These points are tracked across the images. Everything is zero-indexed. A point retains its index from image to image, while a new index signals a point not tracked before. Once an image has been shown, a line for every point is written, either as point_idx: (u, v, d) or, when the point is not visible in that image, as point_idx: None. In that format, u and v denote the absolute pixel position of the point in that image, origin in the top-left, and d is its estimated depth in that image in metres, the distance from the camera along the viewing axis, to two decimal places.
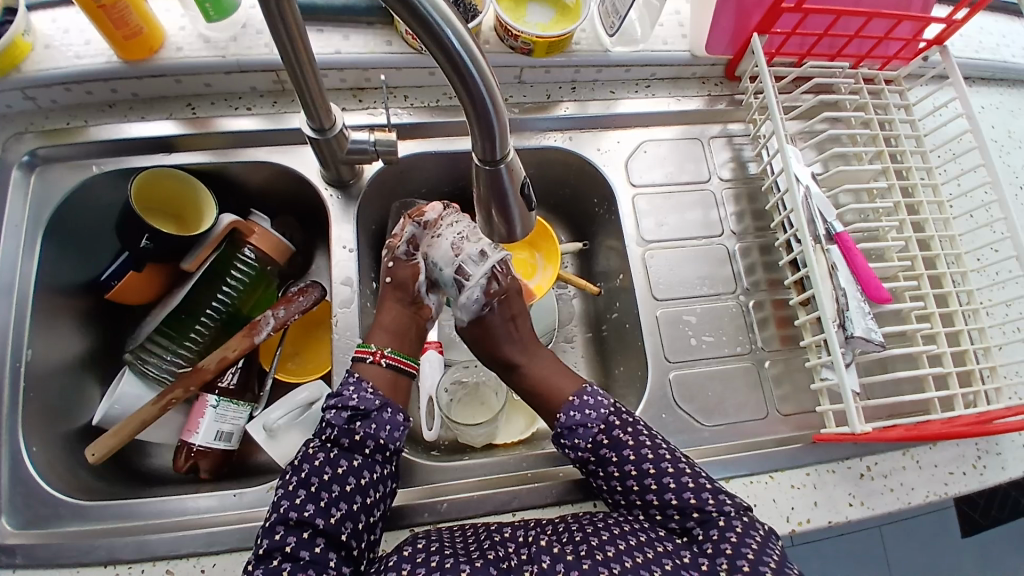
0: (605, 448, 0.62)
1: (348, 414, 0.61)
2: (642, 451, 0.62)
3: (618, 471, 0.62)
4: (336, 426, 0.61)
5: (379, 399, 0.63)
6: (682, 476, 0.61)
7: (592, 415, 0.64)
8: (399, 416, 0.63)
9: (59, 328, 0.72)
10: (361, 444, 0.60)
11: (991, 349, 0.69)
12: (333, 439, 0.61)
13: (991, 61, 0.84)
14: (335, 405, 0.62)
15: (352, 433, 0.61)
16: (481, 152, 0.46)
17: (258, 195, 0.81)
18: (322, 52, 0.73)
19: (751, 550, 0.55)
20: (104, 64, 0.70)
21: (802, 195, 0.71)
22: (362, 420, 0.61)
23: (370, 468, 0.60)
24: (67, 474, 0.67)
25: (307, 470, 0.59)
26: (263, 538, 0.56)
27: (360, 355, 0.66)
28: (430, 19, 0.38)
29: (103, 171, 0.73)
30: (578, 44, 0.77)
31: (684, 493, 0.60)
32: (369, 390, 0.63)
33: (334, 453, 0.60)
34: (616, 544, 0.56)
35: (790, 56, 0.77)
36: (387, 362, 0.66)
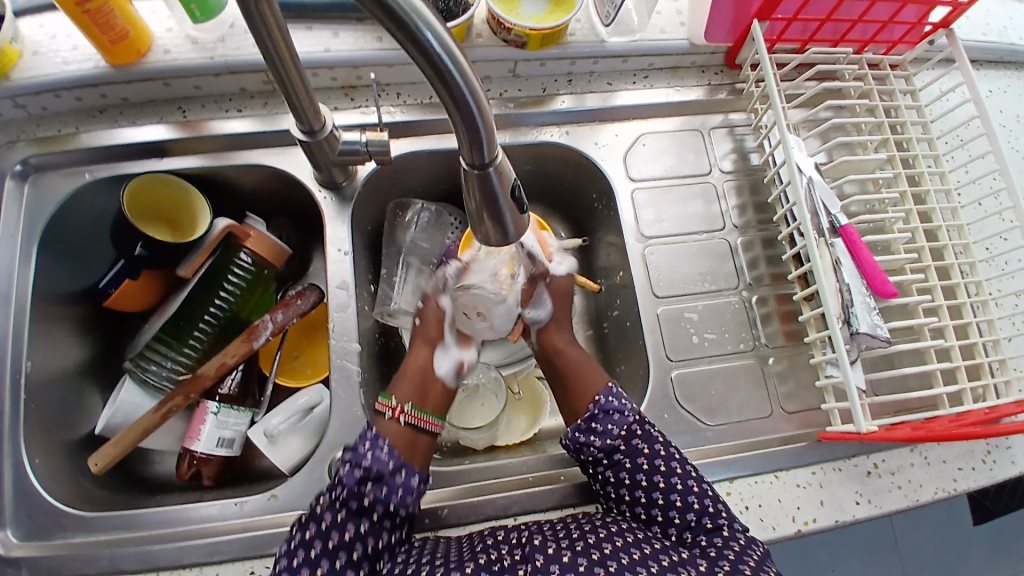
0: (619, 454, 0.62)
1: (359, 475, 0.58)
2: (654, 447, 0.62)
3: (628, 465, 0.61)
4: (346, 486, 0.57)
5: (392, 461, 0.59)
6: (671, 492, 0.60)
7: (613, 405, 0.64)
8: (413, 480, 0.59)
9: (57, 337, 0.71)
10: (370, 508, 0.57)
11: (1000, 341, 0.68)
12: (342, 500, 0.57)
13: (999, 44, 0.82)
14: (350, 462, 0.59)
15: (362, 498, 0.57)
16: (470, 156, 0.44)
17: (253, 199, 0.80)
18: (311, 52, 0.71)
19: (750, 559, 0.55)
20: (91, 70, 0.69)
21: (803, 186, 0.70)
22: (373, 483, 0.58)
23: (377, 534, 0.57)
24: (71, 486, 0.67)
25: (313, 532, 0.56)
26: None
27: (379, 410, 0.64)
28: (408, 20, 0.36)
29: (95, 179, 0.72)
30: (573, 36, 0.75)
31: (671, 494, 0.60)
32: (384, 450, 0.60)
33: (341, 516, 0.57)
34: (612, 541, 0.56)
35: (792, 42, 0.75)
36: (406, 419, 0.63)
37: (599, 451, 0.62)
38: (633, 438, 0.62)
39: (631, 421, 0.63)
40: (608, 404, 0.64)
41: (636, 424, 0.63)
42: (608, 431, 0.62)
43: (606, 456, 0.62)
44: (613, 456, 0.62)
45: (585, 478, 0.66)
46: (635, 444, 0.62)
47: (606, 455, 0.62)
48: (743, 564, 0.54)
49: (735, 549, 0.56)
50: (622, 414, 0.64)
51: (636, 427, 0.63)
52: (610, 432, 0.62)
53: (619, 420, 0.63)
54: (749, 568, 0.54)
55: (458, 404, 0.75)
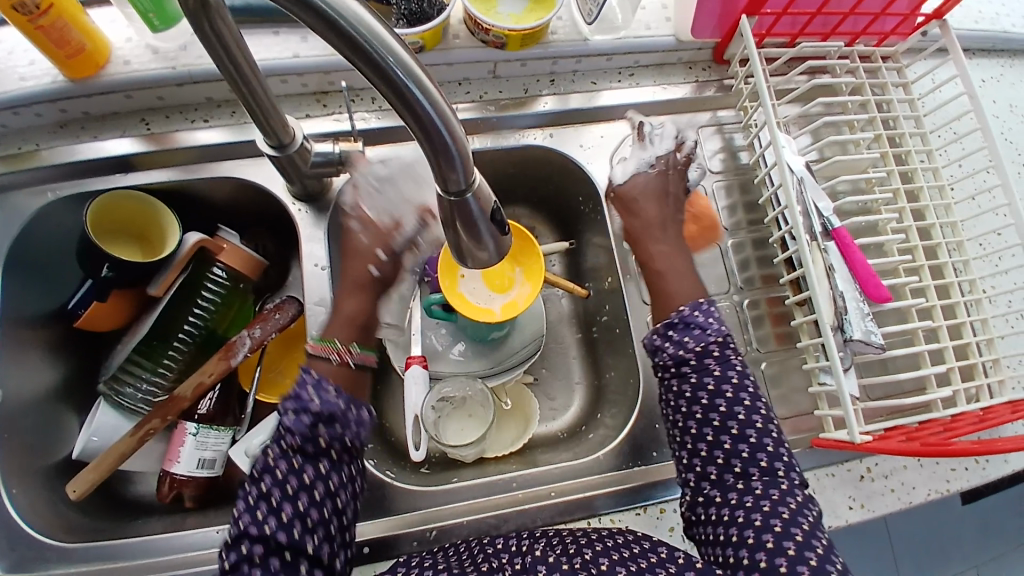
0: (689, 367, 0.59)
1: (309, 419, 0.54)
2: (726, 371, 0.58)
3: (694, 380, 0.58)
4: (297, 433, 0.53)
5: (344, 399, 0.55)
6: (731, 420, 0.57)
7: (698, 320, 0.60)
8: (365, 413, 0.57)
9: (29, 361, 0.69)
10: (326, 448, 0.54)
11: (994, 340, 0.67)
12: (296, 447, 0.53)
13: (991, 32, 0.79)
14: (294, 408, 0.54)
15: (316, 439, 0.54)
16: (447, 183, 0.42)
17: (225, 209, 0.76)
18: (279, 58, 0.68)
19: (803, 519, 0.52)
20: (50, 85, 0.65)
21: (795, 187, 0.68)
22: (325, 424, 0.54)
23: (337, 471, 0.55)
24: (52, 515, 0.65)
25: (270, 482, 0.52)
26: (228, 552, 0.51)
27: (318, 353, 0.59)
28: (368, 47, 0.33)
29: (59, 197, 0.69)
30: (554, 34, 0.72)
31: (730, 421, 0.57)
32: (331, 390, 0.56)
33: (297, 461, 0.53)
34: (610, 556, 0.53)
35: (781, 37, 0.73)
36: (353, 361, 0.59)
37: (670, 359, 0.60)
38: (707, 357, 0.59)
39: (710, 340, 0.59)
40: (691, 317, 0.60)
41: (715, 345, 0.59)
42: (683, 342, 0.60)
43: (675, 365, 0.59)
44: (682, 367, 0.59)
45: (575, 491, 0.65)
46: (706, 361, 0.59)
47: (675, 364, 0.59)
48: (794, 528, 0.51)
49: (790, 507, 0.53)
50: (703, 330, 0.60)
51: (714, 347, 0.59)
52: (705, 335, 0.60)
53: (698, 336, 0.60)
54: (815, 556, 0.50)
55: (446, 420, 0.72)
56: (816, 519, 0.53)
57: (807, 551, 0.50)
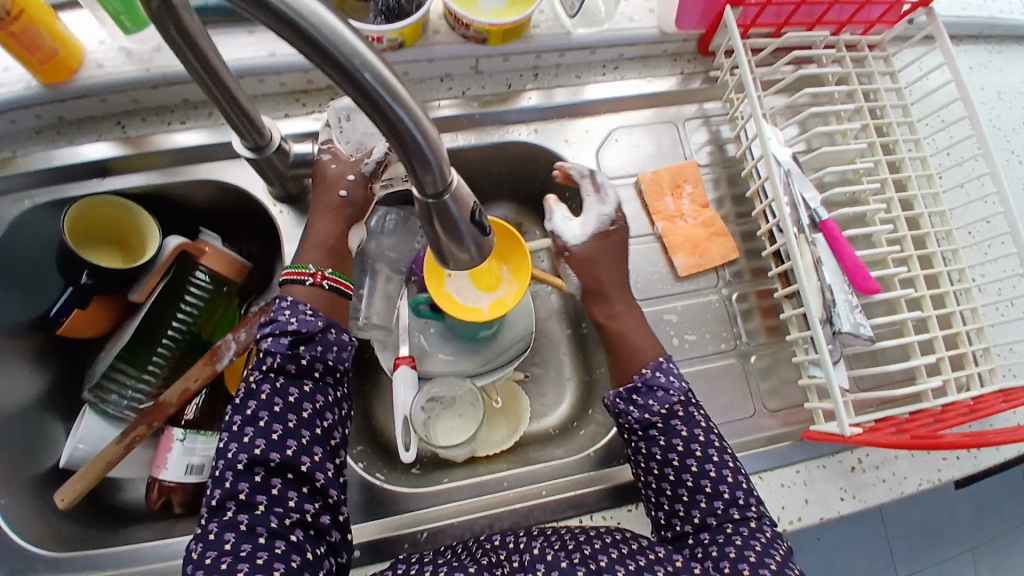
0: (656, 430, 0.59)
1: (288, 340, 0.56)
2: (693, 431, 0.59)
3: (663, 442, 0.58)
4: (278, 353, 0.55)
5: (321, 321, 0.57)
6: (703, 477, 0.57)
7: (660, 381, 0.60)
8: (344, 336, 0.59)
9: (12, 371, 0.68)
10: (309, 368, 0.56)
11: (985, 329, 0.66)
12: (278, 368, 0.55)
13: (978, 19, 0.79)
14: (272, 332, 0.56)
15: (298, 359, 0.55)
16: (423, 185, 0.41)
17: (206, 212, 0.75)
18: (255, 57, 0.67)
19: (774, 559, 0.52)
20: (23, 91, 0.64)
21: (782, 179, 0.68)
22: (306, 344, 0.56)
23: (321, 392, 0.56)
24: (39, 524, 0.64)
25: (255, 407, 0.53)
26: (214, 490, 0.51)
27: (297, 277, 0.59)
28: (333, 49, 0.31)
29: (37, 204, 0.67)
30: (537, 28, 0.71)
31: (702, 479, 0.57)
32: (308, 312, 0.57)
33: (281, 382, 0.55)
34: (609, 552, 0.54)
35: (766, 27, 0.72)
36: (329, 285, 0.60)
37: (636, 423, 0.59)
38: (673, 418, 0.59)
39: (674, 400, 0.60)
40: (654, 380, 0.60)
41: (678, 405, 0.60)
42: (649, 406, 0.59)
43: (642, 429, 0.59)
44: (649, 430, 0.59)
45: (566, 490, 0.64)
46: (673, 424, 0.59)
47: (642, 428, 0.59)
48: (768, 560, 0.52)
49: (761, 540, 0.54)
50: (667, 391, 0.60)
51: (678, 408, 0.60)
52: (668, 397, 0.60)
53: (663, 397, 0.59)
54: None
55: (436, 420, 0.71)
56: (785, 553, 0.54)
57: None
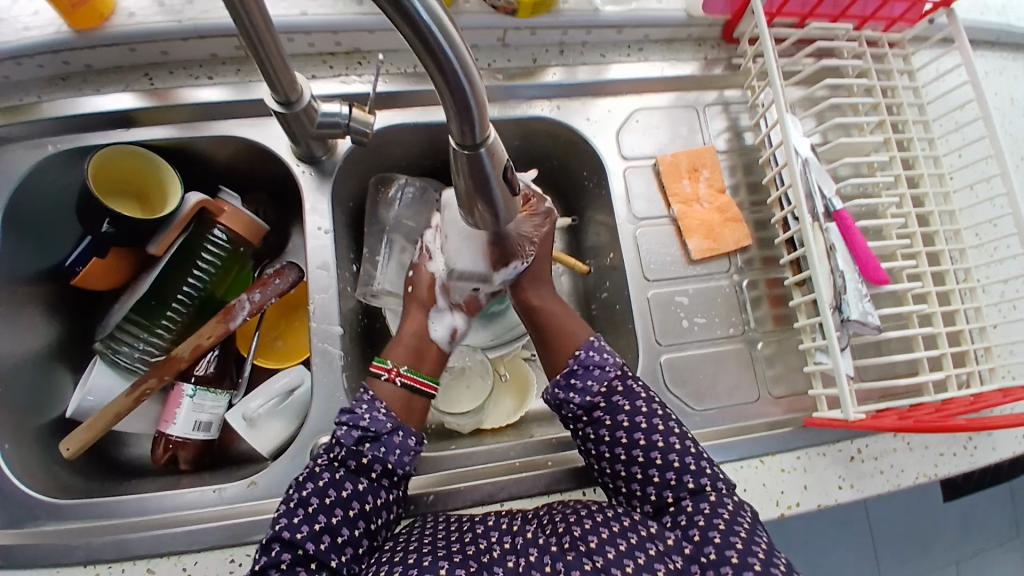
0: (600, 410, 0.60)
1: (357, 435, 0.56)
2: (635, 404, 0.60)
3: (608, 422, 0.59)
4: (343, 446, 0.56)
5: (390, 421, 0.57)
6: (653, 451, 0.58)
7: (594, 359, 0.62)
8: (410, 440, 0.57)
9: (25, 318, 0.68)
10: (368, 466, 0.55)
11: (988, 329, 0.68)
12: (340, 460, 0.55)
13: (1001, 22, 0.80)
14: (346, 422, 0.57)
15: (359, 455, 0.56)
16: (461, 136, 0.42)
17: (224, 171, 0.76)
18: (286, 15, 0.67)
19: (742, 528, 0.53)
20: (53, 36, 0.64)
21: (800, 168, 0.69)
22: (371, 442, 0.56)
23: (374, 494, 0.55)
24: (43, 472, 0.64)
25: (309, 490, 0.53)
26: (259, 554, 0.51)
27: (374, 372, 0.61)
28: None
29: (60, 150, 0.67)
30: (566, 4, 0.71)
31: (652, 452, 0.58)
32: (382, 410, 0.58)
33: (339, 474, 0.55)
34: (599, 533, 0.53)
35: (791, 17, 0.72)
36: (402, 381, 0.61)
37: (579, 409, 0.60)
38: (614, 395, 0.60)
39: (611, 376, 0.61)
40: (588, 359, 0.62)
41: (617, 380, 0.61)
42: (587, 388, 0.61)
43: (586, 413, 0.60)
44: (592, 413, 0.60)
45: (571, 464, 0.65)
46: (615, 401, 0.60)
47: (585, 412, 0.60)
48: (735, 537, 0.52)
49: (724, 517, 0.54)
50: (602, 369, 0.62)
51: (617, 383, 0.61)
52: (605, 373, 0.61)
53: (600, 376, 0.61)
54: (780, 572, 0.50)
55: (446, 389, 0.73)
56: (752, 525, 0.54)
57: (750, 556, 0.50)
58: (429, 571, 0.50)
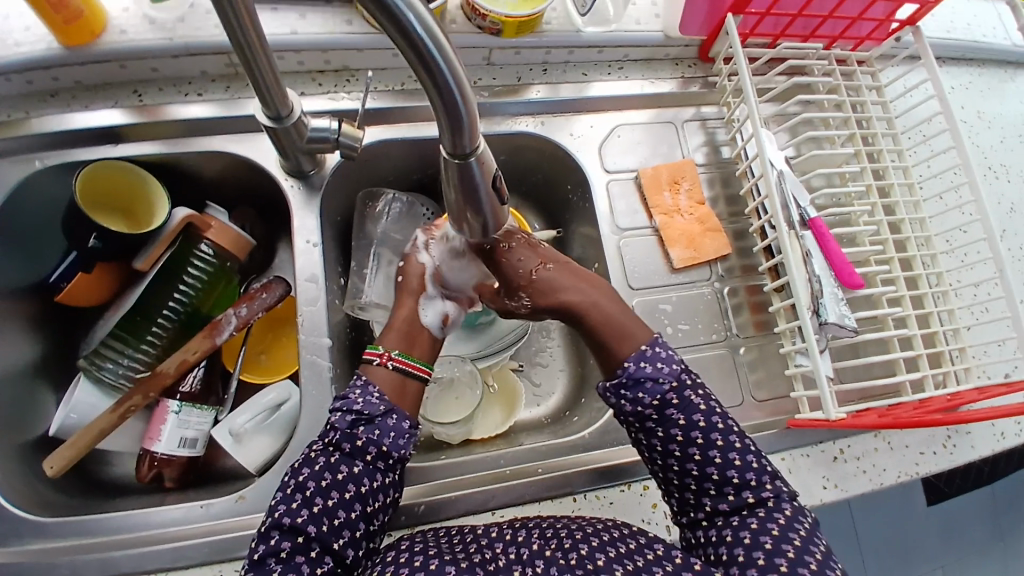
0: (652, 422, 0.58)
1: (350, 418, 0.56)
2: (692, 418, 0.58)
3: (661, 433, 0.58)
4: (337, 430, 0.56)
5: (384, 403, 0.57)
6: (709, 466, 0.57)
7: (646, 372, 0.58)
8: (404, 423, 0.57)
9: (6, 335, 0.67)
10: (363, 449, 0.56)
11: (961, 330, 0.70)
12: (335, 444, 0.56)
13: (961, 42, 0.85)
14: (340, 407, 0.57)
15: (354, 438, 0.56)
16: (452, 145, 0.43)
17: (211, 186, 0.76)
18: (277, 33, 0.68)
19: (796, 535, 0.53)
20: (43, 52, 0.65)
21: (775, 180, 0.71)
22: (365, 425, 0.56)
23: (370, 476, 0.55)
24: (25, 490, 0.63)
25: (306, 474, 0.54)
26: (257, 543, 0.52)
27: (367, 358, 0.61)
28: None
29: (47, 166, 0.67)
30: (548, 24, 0.74)
31: (708, 467, 0.57)
32: (375, 394, 0.58)
33: (334, 457, 0.55)
34: (606, 552, 0.53)
35: (764, 37, 0.76)
36: (394, 365, 0.60)
37: (631, 415, 0.59)
38: (668, 408, 0.58)
39: (666, 389, 0.58)
40: (639, 372, 0.58)
41: (671, 393, 0.58)
42: (638, 400, 0.58)
43: (637, 421, 0.58)
44: (645, 423, 0.58)
45: (562, 471, 0.65)
46: (669, 415, 0.57)
47: (637, 420, 0.58)
48: (787, 545, 0.53)
49: (778, 523, 0.54)
50: (656, 380, 0.58)
51: (672, 396, 0.58)
52: (659, 386, 0.58)
53: (653, 389, 0.58)
54: (809, 571, 0.51)
55: (435, 399, 0.73)
56: (808, 530, 0.55)
57: (801, 567, 0.51)
58: (437, 574, 0.51)
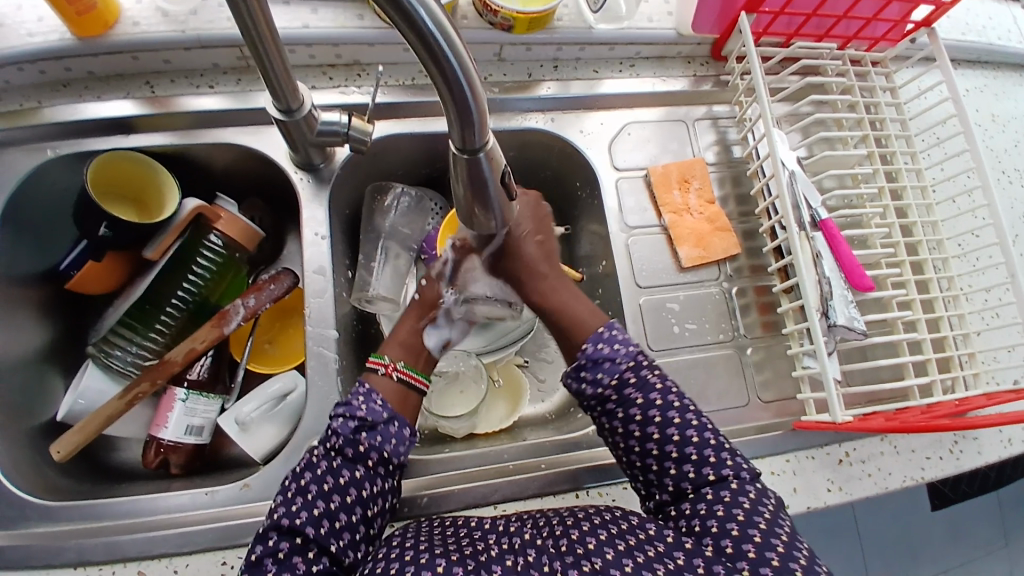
0: (613, 403, 0.59)
1: (354, 424, 0.57)
2: (648, 396, 0.59)
3: (621, 414, 0.59)
4: (341, 434, 0.56)
5: (387, 411, 0.59)
6: (667, 442, 0.57)
7: (603, 352, 0.60)
8: (406, 430, 0.59)
9: (17, 322, 0.68)
10: (365, 455, 0.56)
11: (971, 335, 0.69)
12: (338, 448, 0.56)
13: (978, 43, 0.84)
14: (343, 413, 0.57)
15: (357, 443, 0.56)
16: (462, 140, 0.43)
17: (222, 177, 0.77)
18: (289, 27, 0.68)
19: (762, 519, 0.53)
20: (56, 42, 0.65)
21: (786, 180, 0.70)
22: (368, 432, 0.57)
23: (371, 480, 0.56)
24: (35, 474, 0.64)
25: (307, 478, 0.55)
26: (256, 544, 0.53)
27: (371, 366, 0.62)
28: None
29: (60, 155, 0.68)
30: (560, 20, 0.74)
31: (666, 445, 0.57)
32: (379, 401, 0.59)
33: (337, 462, 0.55)
34: (597, 534, 0.54)
35: (778, 36, 0.75)
36: (398, 376, 0.62)
37: (591, 399, 0.60)
38: (626, 387, 0.59)
39: (622, 369, 0.59)
40: (597, 352, 0.60)
41: (630, 371, 0.59)
42: (598, 380, 0.59)
43: (599, 404, 0.60)
44: (606, 404, 0.59)
45: (565, 467, 0.65)
46: (626, 394, 0.59)
47: (599, 403, 0.60)
48: (753, 530, 0.52)
49: (745, 507, 0.54)
50: (613, 361, 0.60)
51: (629, 375, 0.59)
52: (616, 366, 0.60)
53: (610, 369, 0.59)
54: (776, 556, 0.50)
55: (438, 393, 0.74)
56: (775, 510, 0.54)
57: (768, 552, 0.50)
58: (427, 568, 0.51)
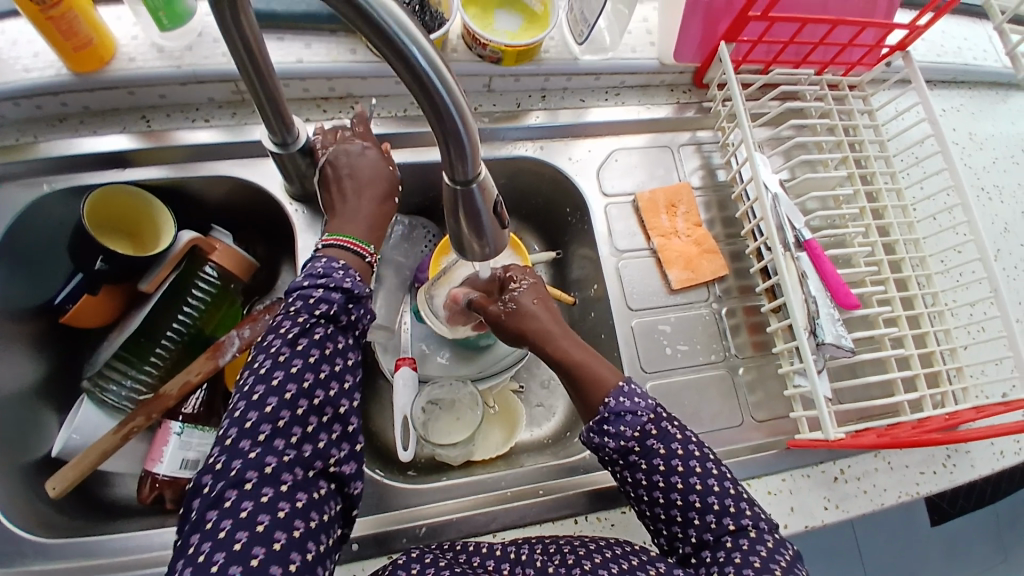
0: (635, 454, 0.58)
1: (340, 294, 0.53)
2: (670, 447, 0.58)
3: (644, 467, 0.58)
4: (332, 303, 0.52)
5: (368, 287, 0.56)
6: (690, 477, 0.58)
7: (625, 406, 0.58)
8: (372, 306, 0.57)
9: (10, 357, 0.67)
10: (352, 324, 0.54)
11: (957, 349, 0.70)
12: (328, 314, 0.52)
13: (952, 66, 0.87)
14: (327, 286, 0.53)
15: (344, 314, 0.53)
16: (453, 172, 0.43)
17: (217, 211, 0.78)
18: (283, 62, 0.70)
19: (777, 565, 0.53)
20: (53, 78, 0.66)
21: (770, 203, 0.72)
22: (354, 304, 0.54)
23: (351, 364, 0.53)
24: (28, 509, 0.63)
25: (293, 350, 0.50)
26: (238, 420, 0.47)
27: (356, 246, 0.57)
28: (380, 22, 0.35)
29: (55, 189, 0.69)
30: (547, 52, 0.76)
31: (690, 496, 0.57)
32: (358, 278, 0.56)
33: (327, 328, 0.52)
34: (609, 568, 0.54)
35: (757, 64, 0.78)
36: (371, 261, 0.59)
37: (613, 453, 0.58)
38: (648, 438, 0.58)
39: (644, 421, 0.58)
40: (619, 406, 0.58)
41: (650, 423, 0.58)
42: (621, 433, 0.58)
43: (621, 457, 0.58)
44: (628, 457, 0.58)
45: (561, 493, 0.65)
46: (650, 445, 0.58)
47: (621, 456, 0.58)
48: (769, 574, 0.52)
49: (761, 553, 0.54)
50: (635, 414, 0.58)
51: (650, 426, 0.58)
52: (638, 418, 0.58)
53: (632, 421, 0.58)
54: None
55: (435, 420, 0.73)
56: (791, 558, 0.55)
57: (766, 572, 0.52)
58: None
